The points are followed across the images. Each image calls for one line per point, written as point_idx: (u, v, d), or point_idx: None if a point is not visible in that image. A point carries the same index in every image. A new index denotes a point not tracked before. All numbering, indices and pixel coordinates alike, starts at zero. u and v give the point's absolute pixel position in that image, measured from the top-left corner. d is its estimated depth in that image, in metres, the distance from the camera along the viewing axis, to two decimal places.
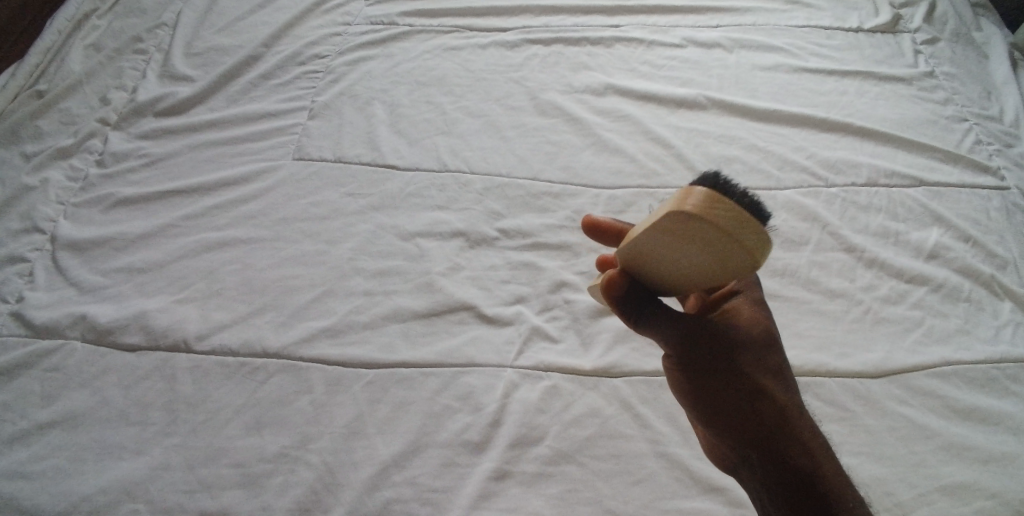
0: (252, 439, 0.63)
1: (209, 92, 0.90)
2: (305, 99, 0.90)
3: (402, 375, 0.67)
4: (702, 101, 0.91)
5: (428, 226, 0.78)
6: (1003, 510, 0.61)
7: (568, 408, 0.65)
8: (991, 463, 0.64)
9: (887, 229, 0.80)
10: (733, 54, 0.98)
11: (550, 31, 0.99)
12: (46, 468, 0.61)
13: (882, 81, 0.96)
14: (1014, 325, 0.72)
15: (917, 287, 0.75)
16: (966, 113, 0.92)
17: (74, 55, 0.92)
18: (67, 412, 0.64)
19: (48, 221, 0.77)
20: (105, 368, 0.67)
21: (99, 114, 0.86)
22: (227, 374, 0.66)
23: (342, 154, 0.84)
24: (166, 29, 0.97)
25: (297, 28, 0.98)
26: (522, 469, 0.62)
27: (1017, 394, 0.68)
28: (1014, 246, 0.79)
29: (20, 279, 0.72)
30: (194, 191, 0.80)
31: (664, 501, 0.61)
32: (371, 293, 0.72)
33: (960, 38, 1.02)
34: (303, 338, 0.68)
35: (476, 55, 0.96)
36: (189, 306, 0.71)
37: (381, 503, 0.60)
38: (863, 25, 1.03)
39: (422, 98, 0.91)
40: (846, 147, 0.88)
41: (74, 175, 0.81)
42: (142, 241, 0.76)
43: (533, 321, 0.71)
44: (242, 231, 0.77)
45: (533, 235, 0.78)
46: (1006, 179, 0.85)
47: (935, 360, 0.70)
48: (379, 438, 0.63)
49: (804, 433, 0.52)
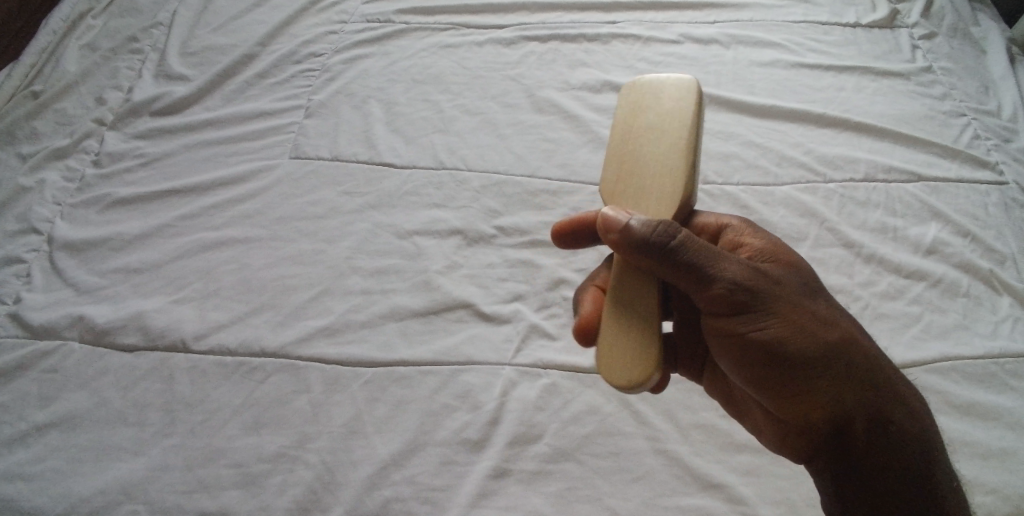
0: (250, 438, 0.63)
1: (206, 92, 0.90)
2: (302, 98, 0.89)
3: (400, 374, 0.67)
4: (700, 97, 0.91)
5: (426, 224, 0.78)
6: (1002, 505, 0.61)
7: (567, 406, 0.65)
8: (989, 458, 0.64)
9: (886, 224, 0.80)
10: (730, 50, 0.98)
11: (547, 28, 0.99)
12: (45, 469, 0.61)
13: (879, 77, 0.95)
14: (1013, 320, 0.73)
15: (915, 282, 0.75)
16: (964, 108, 0.92)
17: (70, 56, 0.91)
18: (65, 413, 0.64)
19: (45, 222, 0.76)
20: (103, 369, 0.66)
21: (96, 114, 0.85)
22: (225, 373, 0.66)
23: (340, 153, 0.84)
24: (162, 29, 0.96)
25: (292, 27, 0.98)
26: (522, 467, 0.62)
27: (1016, 389, 0.68)
28: (1012, 241, 0.79)
29: (17, 281, 0.72)
30: (191, 191, 0.80)
31: (664, 499, 0.61)
32: (369, 292, 0.72)
33: (958, 33, 1.02)
34: (301, 338, 0.68)
35: (473, 53, 0.96)
36: (187, 306, 0.70)
37: (381, 502, 0.60)
38: (860, 20, 1.03)
39: (419, 96, 0.91)
40: (844, 143, 0.88)
41: (71, 175, 0.81)
42: (139, 241, 0.76)
43: (531, 319, 0.71)
44: (239, 231, 0.76)
45: (532, 232, 0.78)
46: (1004, 174, 0.86)
47: (935, 355, 0.70)
48: (378, 437, 0.63)
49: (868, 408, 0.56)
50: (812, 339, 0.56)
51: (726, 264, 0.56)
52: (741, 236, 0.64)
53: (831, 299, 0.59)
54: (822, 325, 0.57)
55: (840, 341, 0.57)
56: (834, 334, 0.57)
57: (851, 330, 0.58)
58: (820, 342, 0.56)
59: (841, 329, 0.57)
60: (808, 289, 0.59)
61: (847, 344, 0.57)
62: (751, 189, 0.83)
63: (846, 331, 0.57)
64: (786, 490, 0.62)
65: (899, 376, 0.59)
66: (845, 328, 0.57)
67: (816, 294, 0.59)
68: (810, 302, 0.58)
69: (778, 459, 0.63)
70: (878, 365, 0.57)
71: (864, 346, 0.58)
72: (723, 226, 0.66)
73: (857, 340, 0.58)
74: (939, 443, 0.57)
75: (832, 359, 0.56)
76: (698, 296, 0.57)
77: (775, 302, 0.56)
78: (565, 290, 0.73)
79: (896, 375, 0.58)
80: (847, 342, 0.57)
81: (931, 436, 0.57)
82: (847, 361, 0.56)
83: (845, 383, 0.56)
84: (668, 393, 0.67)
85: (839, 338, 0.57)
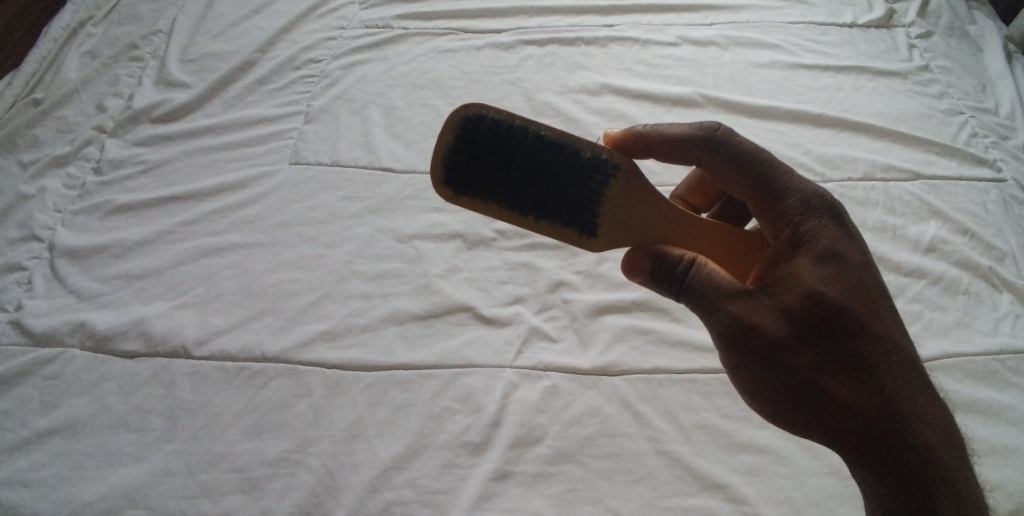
0: (252, 443, 0.63)
1: (205, 98, 0.90)
2: (301, 104, 0.90)
3: (401, 377, 0.67)
4: (698, 99, 0.91)
5: (426, 228, 0.78)
6: (1005, 502, 0.61)
7: (567, 408, 0.65)
8: (991, 456, 0.64)
9: (885, 223, 0.80)
10: (728, 52, 0.98)
11: (545, 32, 0.99)
12: (46, 475, 0.61)
13: (877, 76, 0.95)
14: (1013, 317, 0.73)
15: (915, 281, 0.75)
16: (962, 106, 0.92)
17: (70, 63, 0.92)
18: (66, 419, 0.64)
19: (47, 229, 0.77)
20: (105, 375, 0.67)
21: (96, 121, 0.86)
22: (227, 379, 0.66)
23: (340, 158, 0.84)
24: (162, 36, 0.97)
25: (292, 33, 0.99)
26: (522, 469, 0.62)
27: (1017, 386, 0.68)
28: (1012, 239, 0.79)
29: (19, 288, 0.72)
30: (192, 197, 0.80)
31: (665, 500, 0.61)
32: (369, 295, 0.72)
33: (954, 32, 1.02)
34: (303, 342, 0.68)
35: (471, 57, 0.96)
36: (188, 311, 0.71)
37: (382, 505, 0.60)
38: (857, 20, 1.03)
39: (418, 100, 0.91)
40: (842, 143, 0.88)
41: (72, 182, 0.81)
42: (139, 247, 0.76)
43: (532, 321, 0.71)
44: (240, 236, 0.77)
45: (532, 235, 0.78)
46: (1003, 171, 0.86)
47: (935, 353, 0.70)
48: (379, 440, 0.63)
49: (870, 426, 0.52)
50: (782, 395, 0.54)
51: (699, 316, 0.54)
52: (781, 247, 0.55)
53: (830, 348, 0.52)
54: (795, 383, 0.53)
55: (819, 398, 0.52)
56: (813, 391, 0.52)
57: (840, 387, 0.52)
58: (794, 396, 0.53)
59: (823, 386, 0.52)
60: (798, 339, 0.52)
61: (831, 402, 0.52)
62: None
63: (830, 388, 0.52)
64: (788, 490, 0.62)
65: (909, 430, 0.52)
66: (832, 384, 0.52)
67: (804, 345, 0.52)
68: (786, 359, 0.52)
69: (779, 459, 0.63)
70: (871, 421, 0.52)
71: (858, 401, 0.52)
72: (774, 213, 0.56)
73: (848, 396, 0.52)
74: (946, 505, 0.51)
75: (810, 412, 0.53)
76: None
77: (741, 360, 0.53)
78: (565, 292, 0.73)
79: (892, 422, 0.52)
80: (829, 398, 0.52)
81: (932, 496, 0.51)
82: (825, 417, 0.53)
83: (828, 434, 0.53)
84: (670, 393, 0.67)
85: (819, 395, 0.52)
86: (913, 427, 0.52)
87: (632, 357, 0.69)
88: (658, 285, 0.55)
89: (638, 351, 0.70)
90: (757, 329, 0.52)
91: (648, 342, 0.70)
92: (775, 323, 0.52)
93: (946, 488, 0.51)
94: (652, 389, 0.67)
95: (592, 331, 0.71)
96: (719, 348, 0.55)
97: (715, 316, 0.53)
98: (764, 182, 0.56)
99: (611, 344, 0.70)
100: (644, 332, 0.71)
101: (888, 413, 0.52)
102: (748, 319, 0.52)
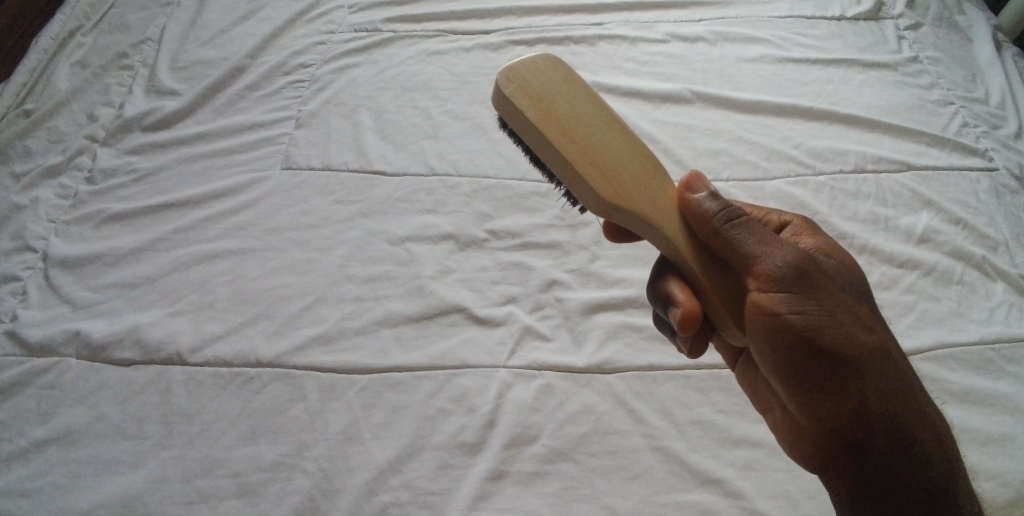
0: (249, 448, 0.63)
1: (196, 105, 0.90)
2: (292, 108, 0.90)
3: (395, 380, 0.67)
4: (688, 96, 0.91)
5: (418, 230, 0.78)
6: (1003, 491, 0.61)
7: (562, 406, 0.66)
8: (988, 444, 0.64)
9: (877, 215, 0.80)
10: (716, 47, 0.99)
11: (534, 32, 1.00)
12: (44, 485, 0.61)
13: (867, 69, 0.96)
14: (1007, 306, 0.73)
15: (907, 272, 0.75)
16: (952, 97, 0.92)
17: (60, 73, 0.92)
18: (63, 429, 0.64)
19: (40, 239, 0.77)
20: (101, 384, 0.67)
21: (88, 131, 0.86)
22: (222, 384, 0.67)
23: (330, 162, 0.84)
24: (152, 44, 0.97)
25: (281, 38, 0.99)
26: (519, 468, 0.62)
27: (1013, 374, 0.68)
28: (1005, 228, 0.79)
29: (13, 299, 0.73)
30: (184, 204, 0.80)
31: (662, 496, 0.61)
32: (363, 299, 0.72)
33: (943, 23, 1.03)
34: (297, 347, 0.69)
35: (461, 59, 0.96)
36: (182, 318, 0.71)
37: (379, 507, 0.60)
38: (846, 13, 1.03)
39: (408, 103, 0.91)
40: (833, 136, 0.88)
41: (65, 192, 0.81)
42: (134, 256, 0.76)
43: (525, 321, 0.71)
44: (233, 242, 0.77)
45: (523, 235, 0.78)
46: (994, 160, 0.86)
47: (929, 343, 0.70)
48: (375, 443, 0.63)
49: (905, 382, 0.56)
50: (843, 343, 0.55)
51: (774, 247, 0.54)
52: (798, 234, 0.63)
53: (870, 306, 0.58)
54: (860, 328, 0.55)
55: (876, 348, 0.55)
56: (873, 339, 0.56)
57: (888, 341, 0.57)
58: (855, 344, 0.55)
59: (878, 339, 0.56)
60: (850, 291, 0.57)
61: (883, 354, 0.56)
62: (741, 185, 0.83)
63: (884, 339, 0.56)
64: (785, 484, 0.62)
65: (928, 400, 0.58)
66: (884, 336, 0.56)
67: (857, 298, 0.57)
68: (852, 306, 0.56)
69: (775, 453, 0.64)
70: (906, 376, 0.57)
71: (900, 361, 0.57)
72: (786, 219, 0.65)
73: (893, 352, 0.57)
74: (959, 475, 0.55)
75: (864, 364, 0.55)
76: (729, 282, 0.55)
77: (811, 297, 0.54)
78: (557, 291, 0.74)
79: (915, 383, 0.57)
80: (878, 345, 0.56)
81: (948, 454, 0.56)
82: (876, 363, 0.55)
83: (877, 391, 0.55)
84: (665, 390, 0.67)
85: (877, 344, 0.56)
86: (926, 395, 0.58)
87: (626, 354, 0.69)
88: (725, 207, 0.54)
89: (632, 348, 0.70)
90: (822, 270, 0.56)
91: (642, 339, 0.71)
92: (836, 271, 0.58)
93: (954, 449, 0.57)
94: (646, 386, 0.67)
95: (585, 329, 0.71)
96: (786, 285, 0.54)
97: (789, 251, 0.55)
98: (757, 207, 0.67)
99: (604, 342, 0.70)
100: (637, 329, 0.71)
101: (915, 380, 0.57)
102: (814, 260, 0.56)
